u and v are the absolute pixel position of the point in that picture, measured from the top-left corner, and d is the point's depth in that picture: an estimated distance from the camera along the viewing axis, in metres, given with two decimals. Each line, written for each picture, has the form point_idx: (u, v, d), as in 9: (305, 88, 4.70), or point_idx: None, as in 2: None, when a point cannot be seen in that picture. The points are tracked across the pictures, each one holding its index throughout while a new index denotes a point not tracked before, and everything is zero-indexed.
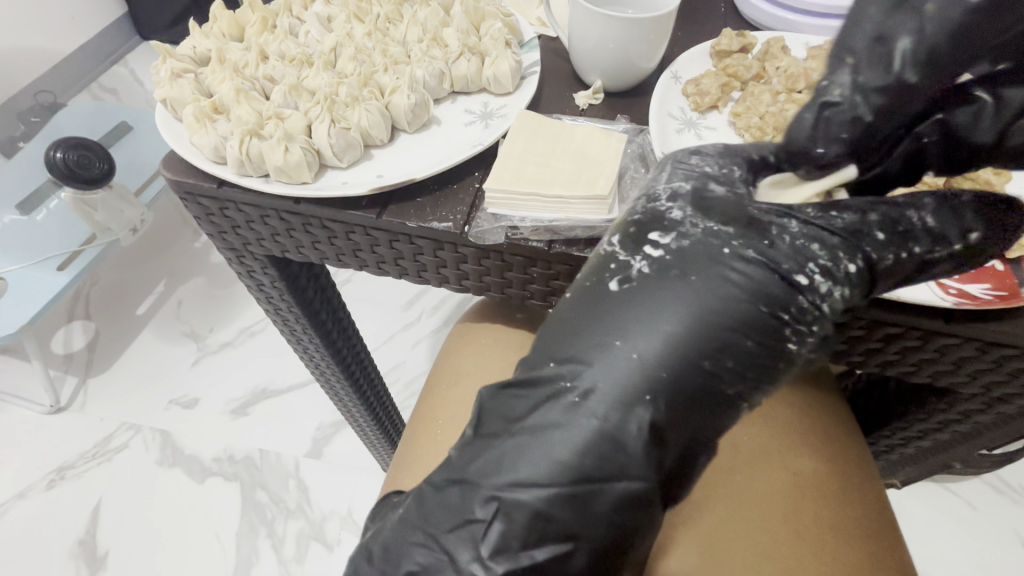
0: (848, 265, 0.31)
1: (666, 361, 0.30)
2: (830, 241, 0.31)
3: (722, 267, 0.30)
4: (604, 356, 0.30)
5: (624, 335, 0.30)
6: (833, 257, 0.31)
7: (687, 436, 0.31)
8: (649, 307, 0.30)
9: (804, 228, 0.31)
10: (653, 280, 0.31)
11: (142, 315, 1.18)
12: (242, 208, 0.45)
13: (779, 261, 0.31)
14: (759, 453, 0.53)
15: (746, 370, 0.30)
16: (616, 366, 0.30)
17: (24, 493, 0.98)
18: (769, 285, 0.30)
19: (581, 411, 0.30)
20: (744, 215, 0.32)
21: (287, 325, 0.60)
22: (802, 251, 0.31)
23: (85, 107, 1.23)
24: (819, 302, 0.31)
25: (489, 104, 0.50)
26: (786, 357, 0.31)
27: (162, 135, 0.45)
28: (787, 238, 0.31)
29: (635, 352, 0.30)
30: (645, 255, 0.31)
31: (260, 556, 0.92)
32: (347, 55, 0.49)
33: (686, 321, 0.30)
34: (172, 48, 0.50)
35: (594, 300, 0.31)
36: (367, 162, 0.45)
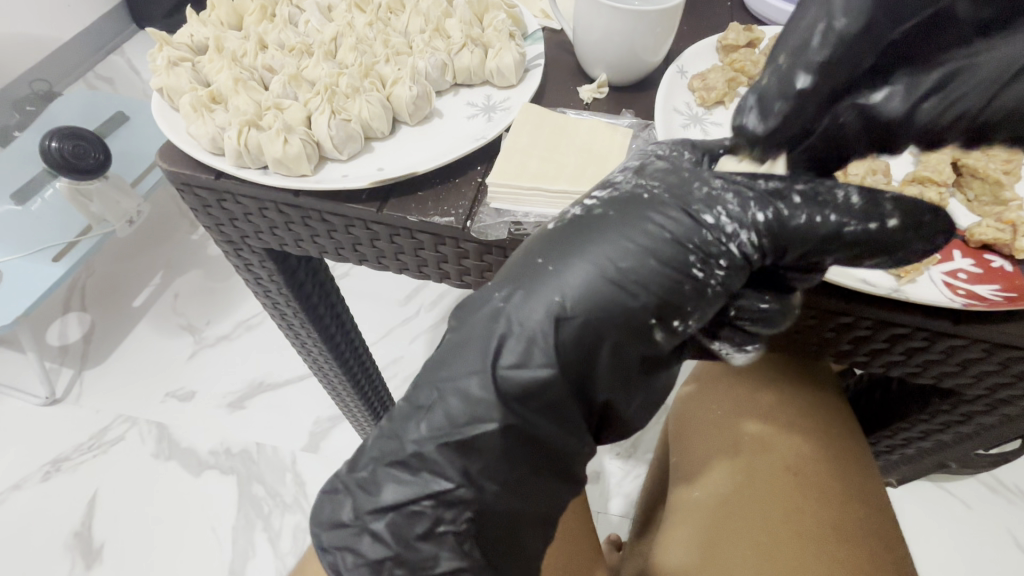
0: (757, 214, 0.32)
1: (583, 288, 0.31)
2: (747, 192, 0.32)
3: (653, 215, 0.32)
4: (533, 289, 0.32)
5: (574, 254, 0.32)
6: (744, 206, 0.32)
7: (611, 357, 0.32)
8: (567, 246, 0.32)
9: (728, 185, 0.32)
10: (595, 225, 0.32)
11: (138, 306, 1.17)
12: (240, 200, 0.44)
13: (695, 206, 0.32)
14: (758, 450, 0.53)
15: (653, 290, 0.31)
16: (547, 290, 0.31)
17: (19, 484, 0.97)
18: (682, 233, 0.32)
19: (532, 324, 0.31)
20: (677, 175, 0.33)
21: (285, 320, 0.60)
22: (725, 200, 0.32)
23: (81, 96, 1.21)
24: (727, 241, 0.32)
25: (491, 97, 0.49)
26: (696, 284, 0.31)
27: (158, 125, 0.44)
28: (704, 187, 0.32)
29: (570, 286, 0.31)
30: (584, 203, 0.33)
31: (257, 549, 0.92)
32: (348, 45, 0.48)
33: (595, 256, 0.31)
34: (169, 36, 0.49)
35: (546, 242, 0.32)
36: (367, 155, 0.45)
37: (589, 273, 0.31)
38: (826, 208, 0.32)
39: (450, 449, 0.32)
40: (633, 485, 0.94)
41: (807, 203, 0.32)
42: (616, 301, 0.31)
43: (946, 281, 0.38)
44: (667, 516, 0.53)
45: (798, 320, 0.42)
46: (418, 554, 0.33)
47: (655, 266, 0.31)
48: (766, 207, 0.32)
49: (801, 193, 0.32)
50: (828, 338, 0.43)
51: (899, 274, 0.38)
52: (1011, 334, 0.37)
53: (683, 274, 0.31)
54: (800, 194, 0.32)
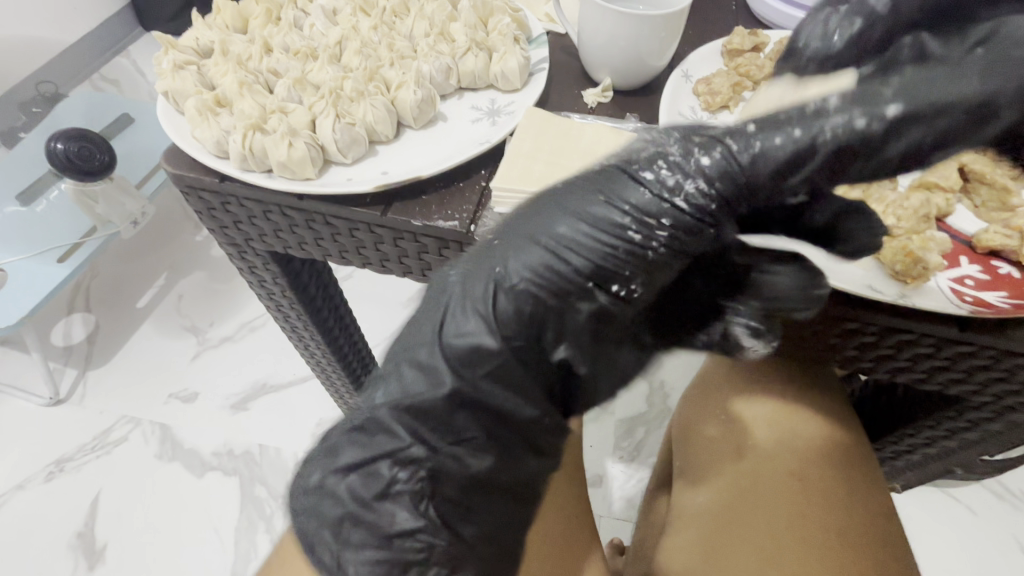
0: (701, 159, 0.33)
1: (526, 252, 0.34)
2: (690, 139, 0.34)
3: (602, 185, 0.34)
4: (483, 255, 0.35)
5: (525, 232, 0.34)
6: (696, 155, 0.33)
7: (555, 317, 0.34)
8: (521, 217, 0.35)
9: (680, 143, 0.34)
10: (542, 205, 0.35)
11: (142, 307, 1.17)
12: (244, 202, 0.44)
13: (636, 166, 0.34)
14: (761, 456, 0.53)
15: (590, 253, 0.33)
16: (494, 258, 0.34)
17: (24, 484, 0.98)
18: (624, 201, 0.33)
19: (479, 286, 0.34)
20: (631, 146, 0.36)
21: (288, 322, 0.60)
22: (669, 152, 0.34)
23: (87, 98, 1.22)
24: (671, 197, 0.33)
25: (496, 101, 0.49)
26: (635, 244, 0.33)
27: (164, 128, 0.44)
28: (650, 150, 0.34)
29: (514, 252, 0.34)
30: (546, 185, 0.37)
31: (259, 551, 0.92)
32: (353, 49, 0.48)
33: (544, 224, 0.34)
34: (175, 40, 0.49)
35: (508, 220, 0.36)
36: (371, 158, 0.45)
37: (533, 250, 0.34)
38: (780, 131, 0.32)
39: (437, 431, 0.33)
40: (635, 489, 0.94)
41: (761, 134, 0.33)
42: (556, 266, 0.33)
43: (952, 287, 0.37)
44: (668, 517, 0.54)
45: (804, 327, 0.42)
46: (377, 513, 0.33)
47: (593, 230, 0.33)
48: (709, 150, 0.33)
49: (753, 126, 0.33)
50: (834, 344, 0.42)
51: (905, 281, 0.37)
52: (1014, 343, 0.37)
53: (619, 237, 0.33)
54: (756, 125, 0.33)
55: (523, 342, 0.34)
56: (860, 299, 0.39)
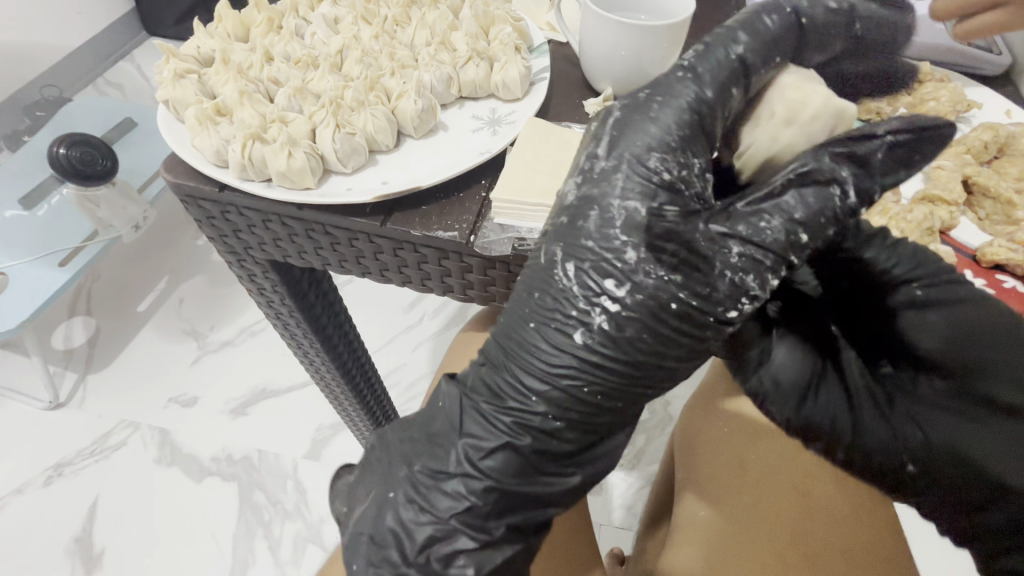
0: (771, 282, 0.33)
1: (607, 388, 0.34)
2: (759, 259, 0.33)
3: (675, 319, 0.33)
4: (551, 396, 0.35)
5: (563, 359, 0.34)
6: (762, 281, 0.33)
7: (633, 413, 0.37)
8: (595, 357, 0.34)
9: (743, 257, 0.33)
10: (615, 330, 0.33)
11: (143, 311, 1.17)
12: (244, 212, 0.44)
13: (719, 305, 0.33)
14: (765, 471, 0.53)
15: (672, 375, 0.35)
16: (568, 392, 0.34)
17: (22, 488, 0.97)
18: (697, 331, 0.33)
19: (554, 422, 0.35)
20: (693, 261, 0.33)
21: (287, 329, 0.59)
22: (749, 288, 0.33)
23: (90, 103, 1.23)
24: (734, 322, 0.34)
25: (497, 110, 0.49)
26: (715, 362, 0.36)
27: (163, 137, 0.44)
28: (727, 279, 0.33)
29: (593, 384, 0.34)
30: (603, 306, 0.33)
31: (257, 557, 0.91)
32: (354, 58, 0.48)
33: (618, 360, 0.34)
34: (176, 48, 0.49)
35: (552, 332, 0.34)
36: (370, 168, 0.44)
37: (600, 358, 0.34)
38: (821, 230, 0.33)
39: None
40: (635, 497, 0.93)
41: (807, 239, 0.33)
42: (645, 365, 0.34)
43: None
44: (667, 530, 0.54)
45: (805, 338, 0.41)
46: None
47: (672, 358, 0.34)
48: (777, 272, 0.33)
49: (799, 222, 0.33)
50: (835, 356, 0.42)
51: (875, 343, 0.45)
52: (998, 385, 0.38)
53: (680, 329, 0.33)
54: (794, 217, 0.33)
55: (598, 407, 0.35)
56: None
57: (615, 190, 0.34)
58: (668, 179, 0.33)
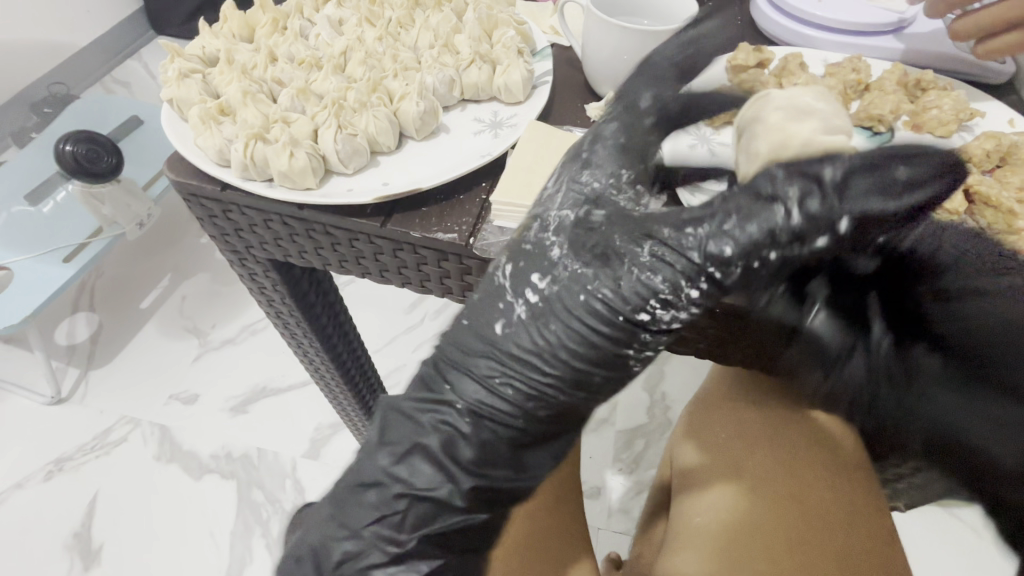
0: (691, 292, 0.33)
1: (525, 389, 0.35)
2: (677, 266, 0.33)
3: (586, 314, 0.34)
4: (474, 383, 0.35)
5: (487, 352, 0.35)
6: (675, 285, 0.33)
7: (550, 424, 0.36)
8: (517, 349, 0.35)
9: (653, 258, 0.33)
10: (539, 320, 0.34)
11: (145, 308, 1.18)
12: (245, 211, 0.44)
13: (631, 308, 0.33)
14: (763, 477, 0.52)
15: (588, 382, 0.35)
16: (492, 384, 0.35)
17: (22, 483, 0.98)
18: (610, 329, 0.33)
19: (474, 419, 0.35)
20: (608, 254, 0.34)
21: (287, 329, 0.60)
22: (656, 287, 0.33)
23: (97, 101, 1.23)
24: (659, 331, 0.34)
25: (499, 113, 0.49)
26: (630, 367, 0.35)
27: (167, 136, 0.44)
28: (636, 275, 0.33)
29: (516, 380, 0.35)
30: (525, 298, 0.35)
31: (255, 555, 0.91)
32: (357, 59, 0.48)
33: (536, 355, 0.34)
34: (181, 48, 0.49)
35: (483, 323, 0.35)
36: (372, 169, 0.44)
37: (532, 354, 0.34)
38: (769, 248, 0.33)
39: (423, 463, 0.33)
40: (633, 501, 0.93)
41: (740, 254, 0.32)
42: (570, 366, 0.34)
43: None
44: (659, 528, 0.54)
45: None
46: None
47: (592, 358, 0.34)
48: (696, 282, 0.33)
49: (734, 243, 0.32)
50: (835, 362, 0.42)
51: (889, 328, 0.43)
52: (1018, 374, 0.35)
53: (624, 340, 0.34)
54: (730, 240, 0.32)
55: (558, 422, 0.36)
56: None
57: (552, 200, 0.37)
58: (596, 194, 0.36)
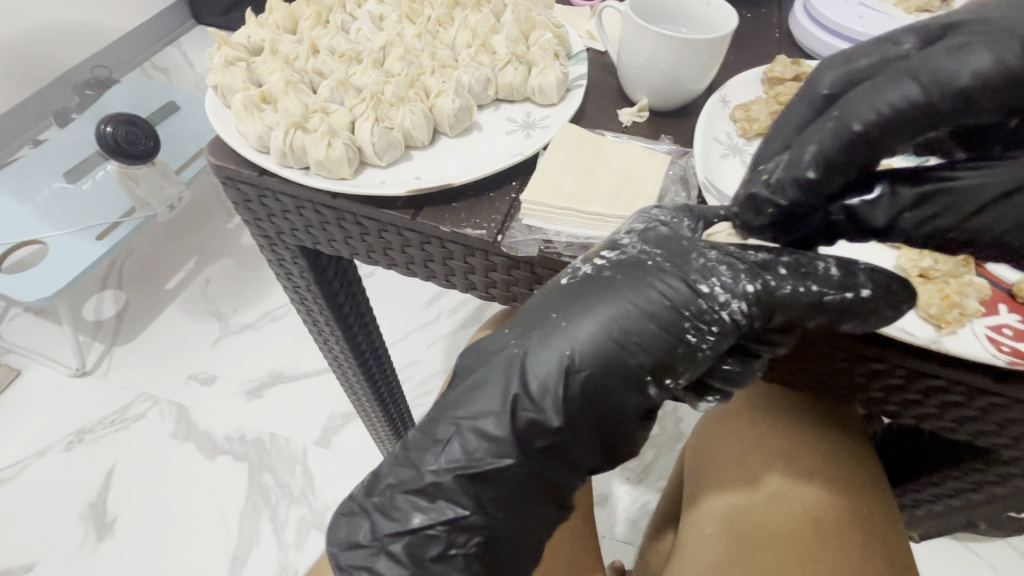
0: (747, 285, 0.34)
1: (593, 347, 0.35)
2: (739, 265, 0.35)
3: (659, 284, 0.35)
4: (545, 339, 0.35)
5: (559, 312, 0.36)
6: (737, 277, 0.35)
7: (603, 408, 0.35)
8: (586, 302, 0.36)
9: (722, 255, 0.36)
10: (604, 283, 0.36)
11: (171, 289, 1.21)
12: (280, 197, 0.45)
13: (694, 276, 0.35)
14: (776, 493, 0.52)
15: (648, 350, 0.35)
16: (558, 344, 0.35)
17: (44, 451, 1.01)
18: (679, 300, 0.35)
19: (545, 371, 0.35)
20: (677, 243, 0.36)
21: (310, 315, 0.61)
22: (719, 272, 0.35)
23: (138, 85, 1.27)
24: (719, 309, 0.35)
25: (532, 114, 0.49)
26: (688, 347, 0.35)
27: (211, 121, 0.46)
28: (700, 258, 0.36)
29: (578, 339, 0.35)
30: (595, 264, 0.37)
31: (262, 538, 0.93)
32: (396, 55, 0.49)
33: (604, 320, 0.35)
34: (228, 36, 0.51)
35: (559, 298, 0.36)
36: (405, 163, 0.45)
37: (598, 328, 0.35)
38: (812, 280, 0.34)
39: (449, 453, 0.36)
40: (640, 512, 0.93)
41: (794, 275, 0.34)
42: (616, 359, 0.35)
43: (989, 336, 0.36)
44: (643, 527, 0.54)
45: (827, 362, 0.41)
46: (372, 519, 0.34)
47: (655, 329, 0.35)
48: (754, 279, 0.34)
49: (787, 264, 0.35)
50: (857, 383, 0.41)
51: (939, 323, 0.37)
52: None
53: (678, 333, 0.35)
54: (786, 266, 0.35)
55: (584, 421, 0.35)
56: (904, 343, 0.37)
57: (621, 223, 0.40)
58: (669, 217, 0.38)
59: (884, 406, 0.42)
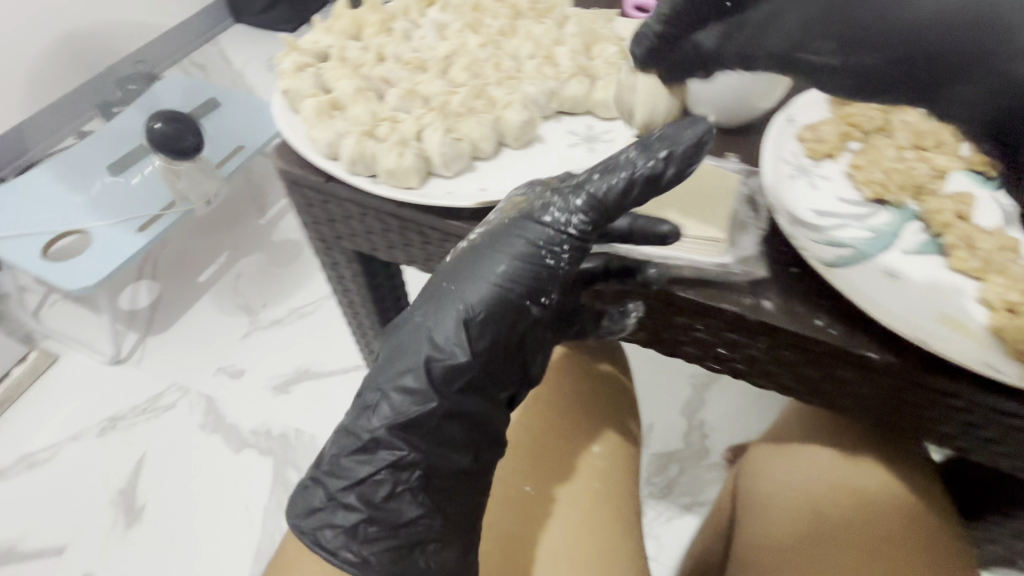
0: (574, 205, 0.37)
1: (478, 302, 0.38)
2: (568, 198, 0.38)
3: (521, 234, 0.39)
4: (439, 310, 0.38)
5: (446, 285, 0.39)
6: (567, 199, 0.38)
7: (498, 336, 0.39)
8: (467, 270, 0.39)
9: (562, 202, 0.38)
10: (478, 250, 0.39)
11: (204, 282, 1.23)
12: (343, 203, 0.45)
13: (540, 213, 0.39)
14: (830, 524, 0.52)
15: (523, 284, 0.38)
16: (451, 309, 0.38)
17: (77, 436, 1.03)
18: (540, 243, 0.38)
19: (438, 343, 0.38)
20: (521, 206, 0.40)
21: (354, 317, 0.61)
22: (552, 209, 0.38)
23: (182, 82, 1.30)
24: (566, 230, 0.38)
25: (594, 127, 0.49)
26: (553, 272, 0.38)
27: (279, 125, 0.46)
28: (542, 210, 0.39)
29: (466, 300, 0.38)
30: (469, 239, 0.40)
31: (284, 534, 0.94)
32: (462, 65, 0.49)
33: (482, 276, 0.38)
34: (297, 42, 0.51)
35: (447, 273, 0.40)
36: (470, 173, 0.45)
37: (483, 288, 0.38)
38: (612, 175, 0.37)
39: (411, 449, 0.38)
40: (665, 528, 0.92)
41: (602, 179, 0.37)
42: (502, 301, 0.38)
43: None
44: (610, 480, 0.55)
45: (898, 395, 0.40)
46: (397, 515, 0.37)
47: (524, 267, 0.38)
48: (573, 201, 0.38)
49: (596, 174, 0.38)
50: (928, 417, 0.40)
51: None
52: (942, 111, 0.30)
53: (545, 262, 0.38)
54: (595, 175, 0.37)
55: (497, 355, 0.39)
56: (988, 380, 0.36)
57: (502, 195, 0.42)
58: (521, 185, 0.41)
59: (960, 441, 0.40)
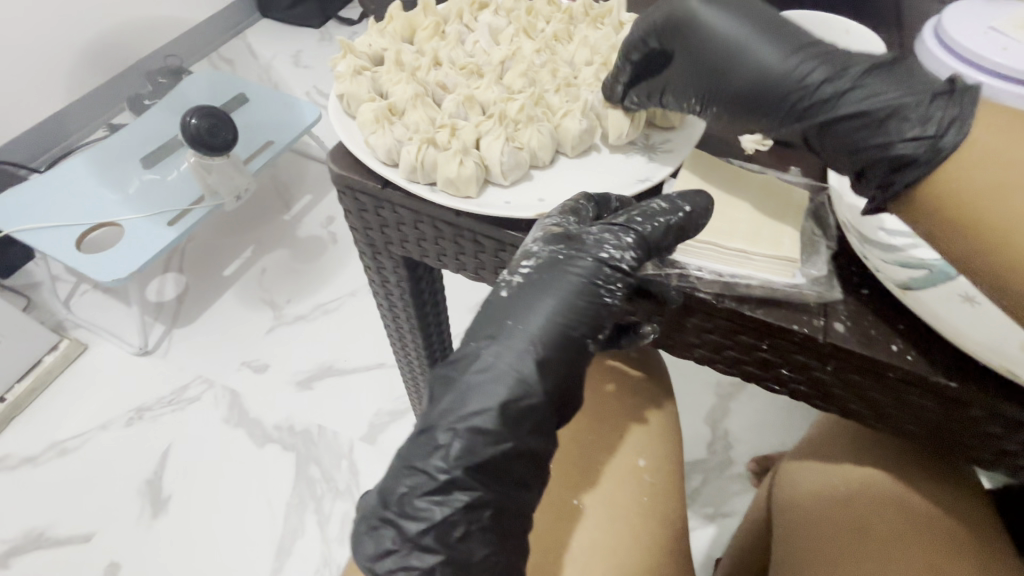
0: (625, 241, 0.39)
1: (541, 333, 0.37)
2: (619, 235, 0.39)
3: (577, 267, 0.38)
4: (500, 342, 0.37)
5: (507, 316, 0.38)
6: (618, 236, 0.39)
7: (560, 373, 0.38)
8: (528, 300, 0.38)
9: (613, 237, 0.39)
10: (535, 283, 0.38)
11: (228, 276, 1.24)
12: (398, 210, 0.45)
13: (595, 249, 0.39)
14: (887, 551, 0.50)
15: (581, 319, 0.38)
16: (517, 342, 0.37)
17: (106, 425, 1.05)
18: (599, 274, 0.38)
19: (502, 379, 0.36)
20: (570, 238, 0.39)
21: (395, 321, 0.61)
22: (606, 245, 0.39)
23: (214, 77, 1.31)
24: (622, 267, 0.39)
25: (652, 137, 0.48)
26: (609, 307, 0.39)
27: (336, 129, 0.46)
28: (593, 244, 0.39)
29: (531, 332, 0.37)
30: (520, 272, 0.39)
31: (306, 530, 0.94)
32: (518, 71, 0.48)
33: (542, 307, 0.38)
34: (352, 44, 0.51)
35: (505, 307, 0.38)
36: (527, 183, 0.45)
37: (546, 320, 0.37)
38: (657, 216, 0.39)
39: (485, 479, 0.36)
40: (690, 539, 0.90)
41: (647, 220, 0.39)
42: (564, 335, 0.38)
43: None
44: (638, 482, 0.55)
45: (977, 426, 0.38)
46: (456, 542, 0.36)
47: (585, 300, 0.38)
48: (624, 239, 0.39)
49: (640, 214, 0.40)
50: (1007, 448, 0.38)
51: None
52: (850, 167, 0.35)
53: (604, 298, 0.38)
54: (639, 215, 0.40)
55: (562, 390, 0.38)
56: None
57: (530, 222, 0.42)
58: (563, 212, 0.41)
59: None
